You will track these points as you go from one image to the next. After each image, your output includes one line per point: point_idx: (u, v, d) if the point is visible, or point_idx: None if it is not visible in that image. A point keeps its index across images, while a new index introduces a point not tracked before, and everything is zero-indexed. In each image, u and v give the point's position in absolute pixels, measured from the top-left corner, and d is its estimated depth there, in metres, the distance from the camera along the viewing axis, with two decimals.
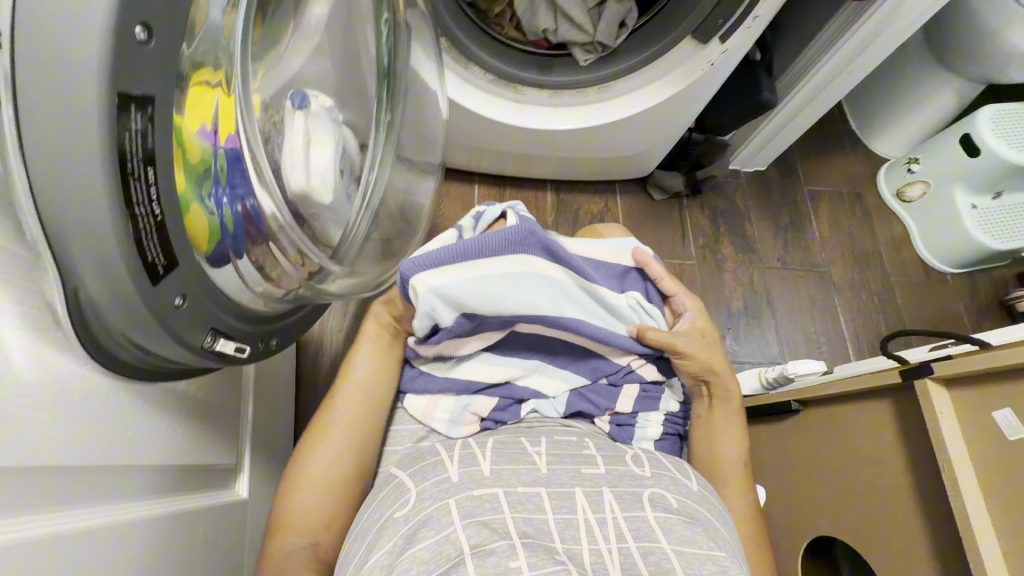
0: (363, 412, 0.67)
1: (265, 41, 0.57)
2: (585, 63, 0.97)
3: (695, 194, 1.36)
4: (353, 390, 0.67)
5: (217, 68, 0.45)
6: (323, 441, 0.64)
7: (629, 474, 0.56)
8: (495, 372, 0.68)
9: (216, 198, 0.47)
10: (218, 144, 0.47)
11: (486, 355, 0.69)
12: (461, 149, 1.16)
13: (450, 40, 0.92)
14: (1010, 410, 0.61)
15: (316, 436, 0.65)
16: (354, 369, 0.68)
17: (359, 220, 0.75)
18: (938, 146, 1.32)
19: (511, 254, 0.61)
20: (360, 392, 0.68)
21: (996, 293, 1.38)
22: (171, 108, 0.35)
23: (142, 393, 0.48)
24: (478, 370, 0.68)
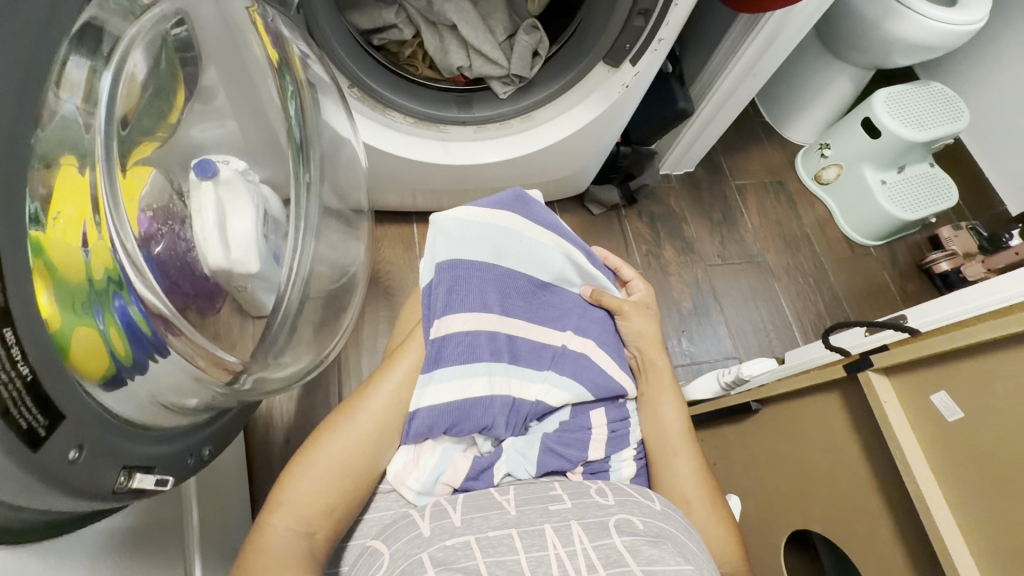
0: (397, 414, 0.53)
1: (143, 117, 0.52)
2: (503, 95, 0.97)
3: (631, 204, 1.40)
4: (392, 385, 0.53)
5: (83, 169, 0.40)
6: (348, 428, 0.50)
7: (595, 504, 0.49)
8: (450, 389, 0.53)
9: (99, 312, 0.41)
10: (93, 249, 0.41)
11: (450, 373, 0.54)
12: (392, 193, 1.12)
13: (362, 90, 0.89)
14: (945, 392, 0.64)
15: (341, 418, 0.51)
16: (397, 366, 0.55)
17: (288, 289, 0.67)
18: (844, 129, 1.42)
19: (488, 209, 0.63)
20: (402, 387, 0.54)
21: (913, 258, 1.48)
22: (27, 256, 0.31)
23: (38, 552, 0.41)
24: (443, 392, 0.53)
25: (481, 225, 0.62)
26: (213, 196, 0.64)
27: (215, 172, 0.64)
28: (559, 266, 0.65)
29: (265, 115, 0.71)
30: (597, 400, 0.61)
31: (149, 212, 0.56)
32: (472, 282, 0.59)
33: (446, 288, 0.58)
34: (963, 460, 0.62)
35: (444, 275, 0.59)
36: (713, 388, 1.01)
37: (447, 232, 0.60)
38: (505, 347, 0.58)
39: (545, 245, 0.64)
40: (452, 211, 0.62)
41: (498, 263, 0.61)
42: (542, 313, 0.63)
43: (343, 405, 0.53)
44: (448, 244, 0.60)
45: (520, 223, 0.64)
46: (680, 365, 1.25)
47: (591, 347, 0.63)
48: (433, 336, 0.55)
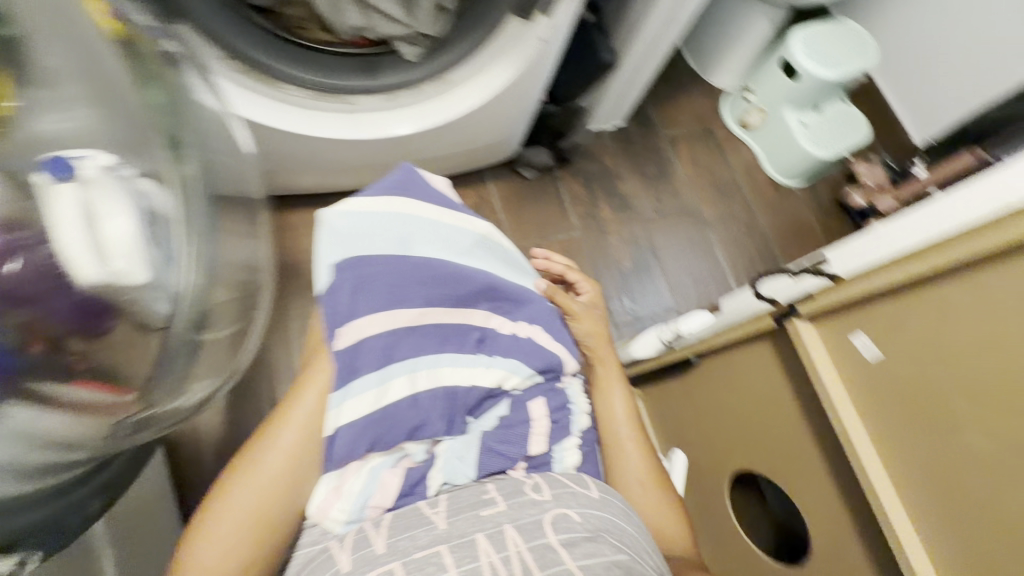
0: (311, 444, 0.48)
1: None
2: (410, 57, 0.88)
3: (565, 164, 1.36)
4: (300, 422, 0.48)
5: None
6: (257, 472, 0.46)
7: (529, 501, 0.48)
8: (366, 402, 0.49)
9: None
10: None
11: (369, 381, 0.50)
12: (306, 174, 1.02)
13: (244, 62, 0.78)
14: (863, 332, 0.68)
15: (246, 464, 0.46)
16: (306, 392, 0.49)
17: (181, 287, 0.53)
18: (764, 73, 1.43)
19: (386, 196, 0.58)
20: (312, 422, 0.48)
21: (834, 194, 1.54)
22: None
23: None
24: (361, 404, 0.49)
25: (381, 216, 0.56)
26: (76, 200, 0.48)
27: (76, 171, 0.49)
28: (468, 245, 0.60)
29: (117, 89, 0.55)
30: (535, 382, 0.58)
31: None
32: (376, 279, 0.53)
33: (350, 289, 0.52)
34: (883, 398, 0.67)
35: (343, 275, 0.52)
36: (655, 346, 0.99)
37: (338, 228, 0.54)
38: (432, 339, 0.54)
39: (447, 226, 0.60)
40: (338, 204, 0.56)
41: (402, 253, 0.56)
42: (464, 295, 0.57)
43: (249, 445, 0.47)
44: (342, 240, 0.54)
45: (414, 207, 0.59)
46: (624, 324, 1.26)
47: (516, 326, 0.59)
48: (340, 345, 0.50)
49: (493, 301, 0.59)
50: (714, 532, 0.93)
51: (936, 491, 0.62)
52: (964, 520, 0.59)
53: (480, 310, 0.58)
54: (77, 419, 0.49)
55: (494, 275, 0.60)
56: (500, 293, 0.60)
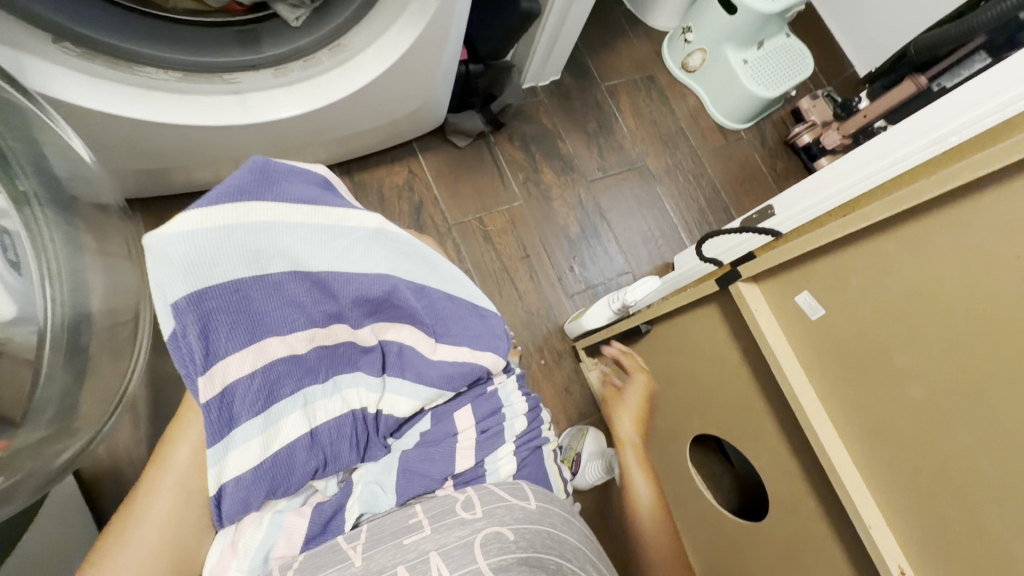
0: (195, 506, 0.42)
1: None
2: (295, 22, 0.74)
3: (499, 128, 1.26)
4: (170, 488, 0.41)
5: None
6: (127, 555, 0.39)
7: (459, 521, 0.42)
8: (254, 451, 0.42)
9: None
10: None
11: (248, 431, 0.42)
12: (199, 167, 0.90)
13: (92, 49, 0.65)
14: (808, 292, 0.65)
15: (111, 547, 0.40)
16: (176, 450, 0.42)
17: (48, 320, 0.49)
18: (704, 9, 1.33)
19: (231, 206, 0.44)
20: (185, 485, 0.42)
21: (780, 135, 1.50)
22: None
23: None
24: (248, 455, 0.42)
25: (232, 233, 0.44)
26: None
27: None
28: (353, 243, 0.50)
29: None
30: (449, 398, 0.53)
31: None
32: (234, 311, 0.43)
33: (203, 332, 0.42)
34: (828, 358, 0.64)
35: (188, 318, 0.41)
36: (607, 315, 0.96)
37: (170, 257, 0.41)
38: (323, 365, 0.47)
39: (324, 228, 0.49)
40: (165, 223, 0.42)
41: (265, 272, 0.45)
42: (358, 309, 0.49)
43: (117, 520, 0.41)
44: (178, 271, 0.41)
45: (272, 211, 0.46)
46: (577, 293, 1.21)
47: (434, 342, 0.53)
48: (206, 398, 0.41)
49: (401, 310, 0.52)
50: (678, 497, 0.93)
51: (883, 444, 0.60)
52: (912, 470, 0.58)
53: (383, 322, 0.52)
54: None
55: (391, 275, 0.51)
56: (407, 303, 0.51)
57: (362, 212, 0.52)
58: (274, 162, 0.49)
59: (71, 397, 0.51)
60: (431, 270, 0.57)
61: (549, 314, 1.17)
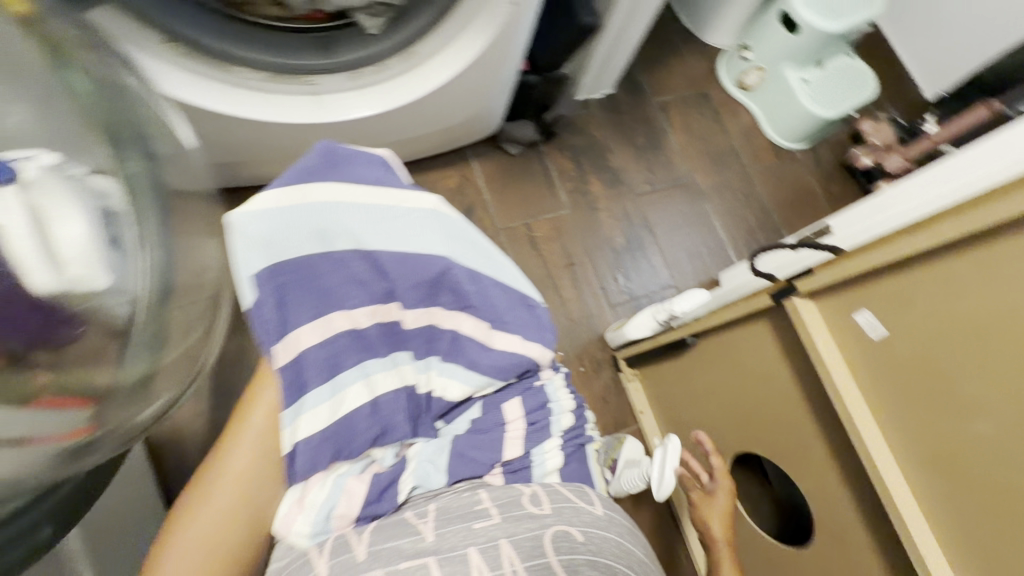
0: (270, 465, 0.45)
1: None
2: (373, 30, 0.81)
3: (550, 138, 1.29)
4: (246, 445, 0.45)
5: None
6: (209, 503, 0.43)
7: (527, 515, 0.45)
8: (322, 416, 0.45)
9: None
10: None
11: (315, 395, 0.45)
12: (270, 163, 0.96)
13: (194, 49, 0.72)
14: (867, 310, 0.63)
15: (195, 494, 0.43)
16: (253, 412, 0.45)
17: (140, 293, 0.49)
18: (762, 29, 1.33)
19: (303, 187, 0.48)
20: (260, 445, 0.45)
21: (837, 157, 1.46)
22: None
23: None
24: (317, 419, 0.45)
25: (304, 211, 0.47)
26: (20, 207, 0.42)
27: (18, 173, 0.44)
28: (410, 224, 0.51)
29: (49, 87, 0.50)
30: (500, 389, 0.54)
31: None
32: (305, 286, 0.46)
33: (277, 303, 0.45)
34: (888, 383, 0.62)
35: (266, 289, 0.44)
36: (651, 325, 0.96)
37: (250, 232, 0.45)
38: (386, 340, 0.49)
39: (386, 210, 0.50)
40: (246, 202, 0.46)
41: (331, 249, 0.47)
42: (416, 291, 0.50)
43: (202, 470, 0.45)
44: (257, 246, 0.45)
45: (336, 192, 0.49)
46: (618, 304, 1.21)
47: (489, 330, 0.53)
48: (280, 363, 0.44)
49: (453, 292, 0.52)
50: None
51: (946, 477, 0.57)
52: (976, 506, 0.55)
53: (440, 308, 0.52)
54: (28, 452, 0.42)
55: (448, 258, 0.52)
56: (466, 289, 0.52)
57: (422, 194, 0.54)
58: (341, 145, 0.52)
59: None
60: (487, 257, 0.56)
61: (589, 322, 1.18)
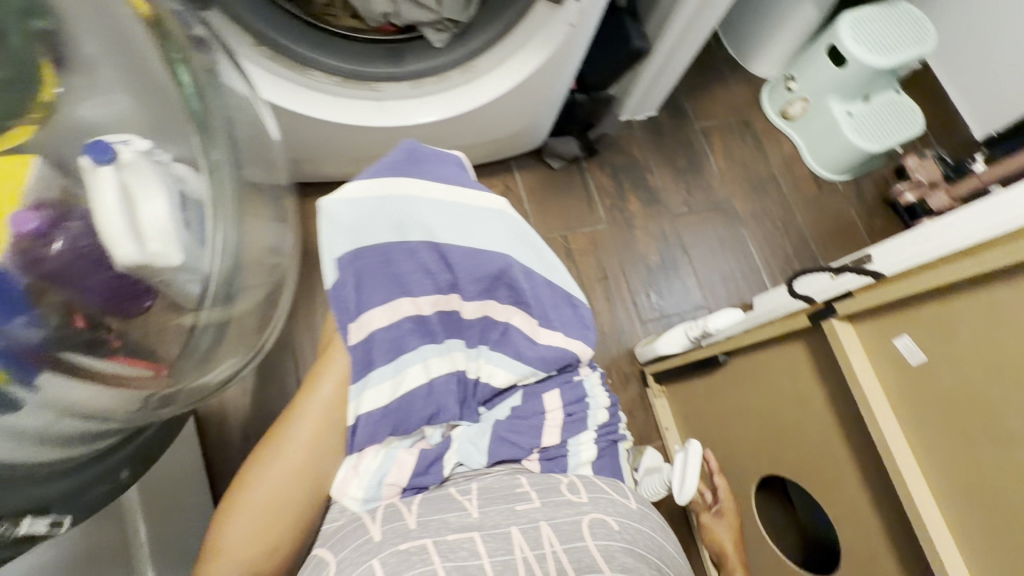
0: (333, 431, 0.49)
1: None
2: (438, 44, 0.86)
3: (592, 155, 1.33)
4: (316, 412, 0.48)
5: None
6: (281, 462, 0.47)
7: (566, 501, 0.47)
8: (384, 393, 0.49)
9: None
10: None
11: (379, 372, 0.49)
12: (329, 162, 1.03)
13: (276, 51, 0.79)
14: (908, 336, 0.63)
15: (267, 453, 0.47)
16: (323, 382, 0.49)
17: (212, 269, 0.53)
18: (808, 62, 1.34)
19: (387, 182, 0.54)
20: (328, 413, 0.49)
21: (880, 192, 1.45)
22: None
23: None
24: (380, 395, 0.49)
25: (386, 203, 0.53)
26: (114, 184, 0.47)
27: (116, 154, 0.49)
28: (478, 222, 0.56)
29: (156, 77, 0.54)
30: (541, 379, 0.57)
31: (33, 207, 0.44)
32: (379, 271, 0.52)
33: (355, 285, 0.51)
34: (926, 411, 0.62)
35: (347, 272, 0.51)
36: (682, 342, 0.98)
37: (338, 219, 0.52)
38: (445, 326, 0.54)
39: (456, 206, 0.56)
40: (337, 192, 0.53)
41: (404, 239, 0.53)
42: (476, 286, 0.54)
43: (273, 432, 0.49)
44: (343, 232, 0.52)
45: (414, 187, 0.55)
46: (649, 321, 1.23)
47: (536, 326, 0.57)
48: (353, 341, 0.49)
49: (509, 289, 0.56)
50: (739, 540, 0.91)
51: (985, 509, 0.57)
52: (1014, 540, 0.54)
53: (495, 302, 0.56)
54: (107, 392, 0.47)
55: (509, 256, 0.56)
56: (520, 286, 0.56)
57: (489, 195, 0.59)
58: (422, 145, 0.58)
59: None
60: (543, 259, 0.60)
61: (620, 336, 1.19)
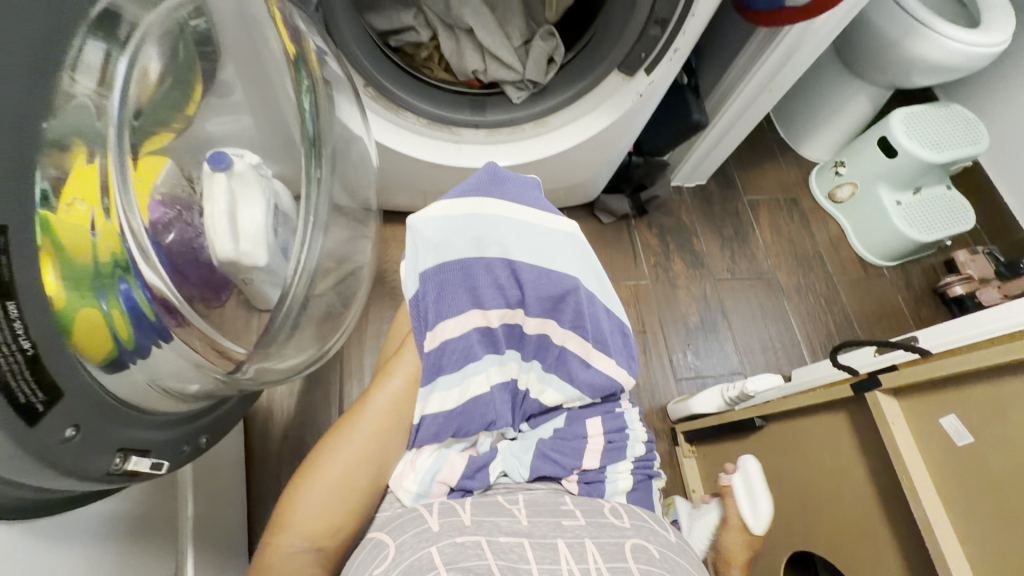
0: (399, 426, 0.54)
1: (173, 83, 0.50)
2: (517, 100, 0.97)
3: (641, 214, 1.39)
4: (385, 403, 0.54)
5: (94, 145, 0.37)
6: (350, 443, 0.51)
7: (609, 524, 0.49)
8: (452, 397, 0.54)
9: (125, 290, 0.43)
10: (96, 234, 0.38)
11: (446, 377, 0.54)
12: (401, 194, 1.12)
13: (379, 92, 0.90)
14: (955, 415, 0.64)
15: (339, 435, 0.52)
16: (393, 377, 0.55)
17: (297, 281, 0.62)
18: (858, 149, 1.40)
19: (471, 199, 0.61)
20: (396, 404, 0.54)
21: (928, 281, 1.45)
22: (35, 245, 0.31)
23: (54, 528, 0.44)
24: (447, 398, 0.54)
25: (470, 218, 0.60)
26: (225, 190, 0.63)
27: (229, 164, 0.63)
28: (551, 240, 0.62)
29: (279, 103, 0.68)
30: (586, 403, 0.61)
31: (158, 199, 0.54)
32: (458, 283, 0.57)
33: (436, 294, 0.57)
34: (974, 495, 0.61)
35: (429, 282, 0.57)
36: (717, 403, 0.98)
37: (426, 231, 0.59)
38: (509, 337, 0.59)
39: (530, 226, 0.62)
40: (427, 209, 0.60)
41: (482, 254, 0.59)
42: (542, 304, 0.59)
43: (345, 417, 0.54)
44: (430, 245, 0.58)
45: (494, 207, 0.62)
46: (684, 379, 1.23)
47: (591, 348, 0.60)
48: (429, 347, 0.55)
49: (573, 310, 0.60)
50: None
51: None
52: None
53: (557, 323, 0.60)
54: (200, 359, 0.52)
55: (577, 279, 0.61)
56: (583, 312, 0.60)
57: (559, 217, 0.65)
58: (501, 168, 0.65)
59: (304, 322, 0.66)
60: (604, 284, 0.66)
61: (654, 391, 1.20)
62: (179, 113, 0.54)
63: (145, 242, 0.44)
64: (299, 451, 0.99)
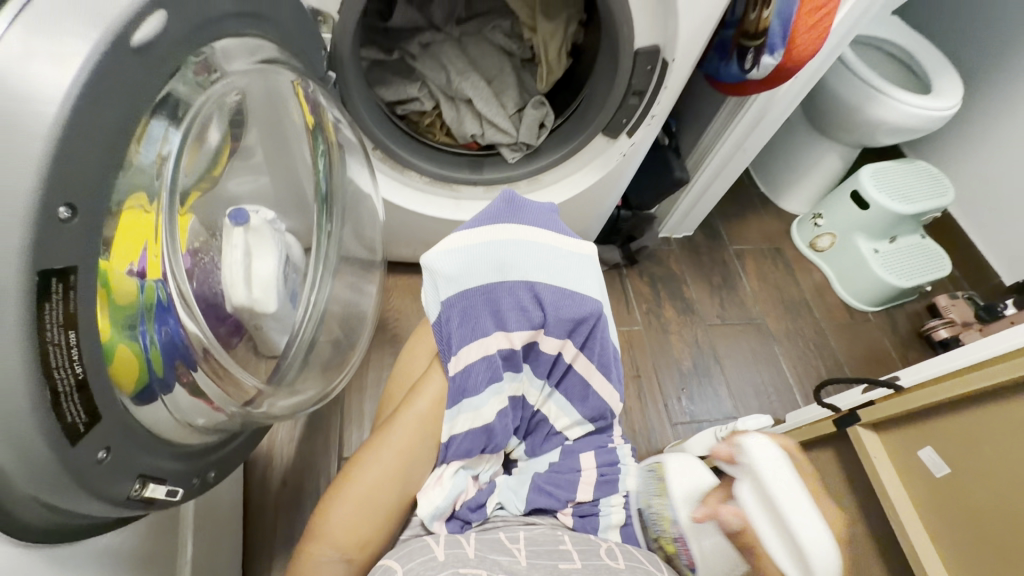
0: (425, 443, 0.58)
1: (215, 152, 0.58)
2: (512, 159, 1.06)
3: (632, 263, 1.46)
4: (413, 422, 0.58)
5: (150, 196, 0.43)
6: (380, 460, 0.55)
7: (604, 566, 0.51)
8: (479, 416, 0.58)
9: (162, 327, 0.48)
10: (146, 279, 0.45)
11: (472, 399, 0.58)
12: (403, 245, 1.19)
13: (386, 154, 0.99)
14: (931, 447, 0.66)
15: (369, 453, 0.56)
16: (421, 397, 0.60)
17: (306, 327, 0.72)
18: (834, 201, 1.49)
19: (494, 226, 0.65)
20: (423, 424, 0.58)
21: (913, 326, 1.49)
22: (93, 281, 0.36)
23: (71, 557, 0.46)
24: (473, 418, 0.58)
25: (492, 245, 0.64)
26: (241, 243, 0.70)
27: (247, 220, 0.71)
28: (571, 263, 0.65)
29: (296, 165, 0.76)
30: (587, 432, 0.65)
31: (193, 247, 0.60)
32: (482, 308, 0.61)
33: (459, 319, 0.61)
34: (956, 529, 0.63)
35: (454, 308, 0.62)
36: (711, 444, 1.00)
37: (449, 259, 0.63)
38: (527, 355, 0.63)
39: (551, 249, 0.65)
40: (450, 239, 0.64)
41: (505, 279, 0.62)
42: (562, 326, 0.62)
43: (375, 435, 0.58)
44: (455, 271, 0.63)
45: (516, 231, 0.65)
46: (680, 424, 1.25)
47: (593, 369, 0.64)
48: (455, 370, 0.59)
49: (589, 334, 0.64)
50: None
51: None
52: None
53: (572, 343, 0.63)
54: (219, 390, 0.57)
55: (597, 303, 0.64)
56: (598, 335, 0.64)
57: (579, 240, 0.68)
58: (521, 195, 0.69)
59: None
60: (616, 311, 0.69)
61: (650, 435, 1.21)
62: (210, 177, 0.60)
63: (188, 294, 0.50)
64: (296, 499, 1.00)
